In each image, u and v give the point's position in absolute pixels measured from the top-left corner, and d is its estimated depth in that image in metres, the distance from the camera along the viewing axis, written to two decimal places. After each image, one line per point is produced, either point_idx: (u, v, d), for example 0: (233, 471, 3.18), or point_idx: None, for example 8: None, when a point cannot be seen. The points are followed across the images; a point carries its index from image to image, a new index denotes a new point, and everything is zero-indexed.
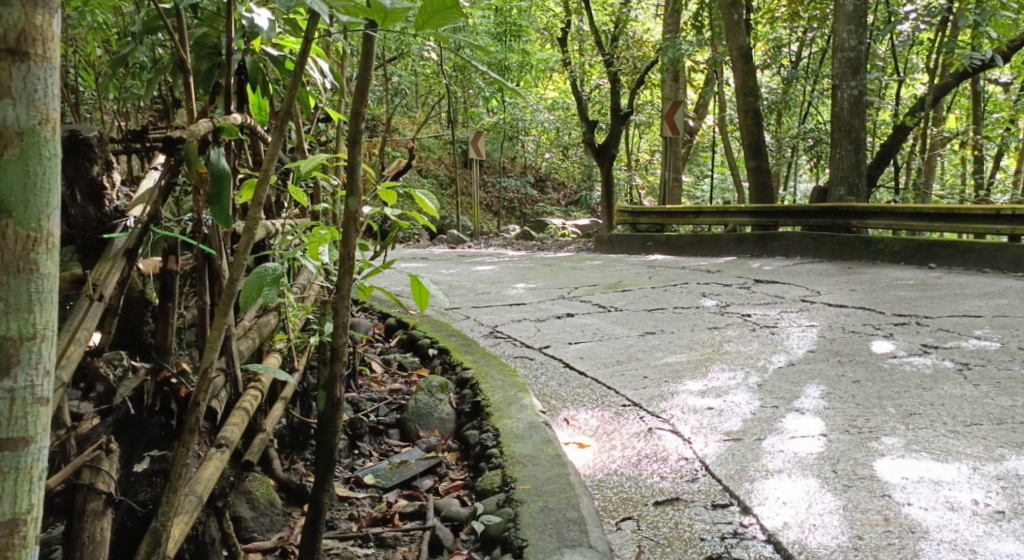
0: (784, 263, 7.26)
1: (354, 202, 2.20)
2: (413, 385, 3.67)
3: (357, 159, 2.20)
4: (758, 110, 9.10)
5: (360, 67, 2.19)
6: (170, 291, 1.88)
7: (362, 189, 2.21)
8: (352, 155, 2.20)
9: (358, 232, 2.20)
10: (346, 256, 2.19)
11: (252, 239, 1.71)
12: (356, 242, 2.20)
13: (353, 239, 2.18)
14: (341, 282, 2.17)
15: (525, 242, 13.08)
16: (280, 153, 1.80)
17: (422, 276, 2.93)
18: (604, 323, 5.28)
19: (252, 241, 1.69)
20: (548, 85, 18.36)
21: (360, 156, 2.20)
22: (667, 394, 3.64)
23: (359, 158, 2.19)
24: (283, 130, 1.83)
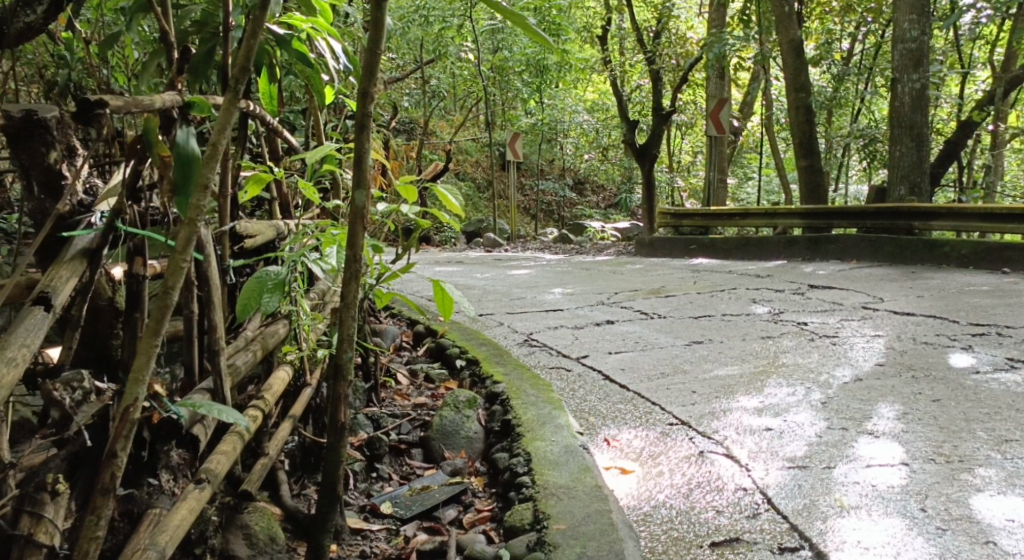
0: (839, 267, 6.85)
1: (364, 196, 1.91)
2: (439, 399, 3.36)
3: (366, 147, 1.92)
4: (810, 107, 8.68)
5: (369, 45, 1.90)
6: (137, 300, 1.73)
7: (372, 182, 1.92)
8: (358, 141, 1.92)
9: (368, 231, 1.91)
10: (354, 259, 1.89)
11: (190, 233, 1.47)
12: (366, 244, 1.91)
13: (360, 240, 1.89)
14: (347, 290, 1.88)
15: (564, 246, 12.71)
16: (235, 115, 1.54)
17: (445, 282, 2.62)
18: (647, 331, 4.94)
19: (191, 235, 1.47)
20: (589, 86, 18.00)
21: (367, 144, 1.92)
22: (720, 412, 3.30)
23: (367, 144, 1.92)
24: (241, 92, 1.58)
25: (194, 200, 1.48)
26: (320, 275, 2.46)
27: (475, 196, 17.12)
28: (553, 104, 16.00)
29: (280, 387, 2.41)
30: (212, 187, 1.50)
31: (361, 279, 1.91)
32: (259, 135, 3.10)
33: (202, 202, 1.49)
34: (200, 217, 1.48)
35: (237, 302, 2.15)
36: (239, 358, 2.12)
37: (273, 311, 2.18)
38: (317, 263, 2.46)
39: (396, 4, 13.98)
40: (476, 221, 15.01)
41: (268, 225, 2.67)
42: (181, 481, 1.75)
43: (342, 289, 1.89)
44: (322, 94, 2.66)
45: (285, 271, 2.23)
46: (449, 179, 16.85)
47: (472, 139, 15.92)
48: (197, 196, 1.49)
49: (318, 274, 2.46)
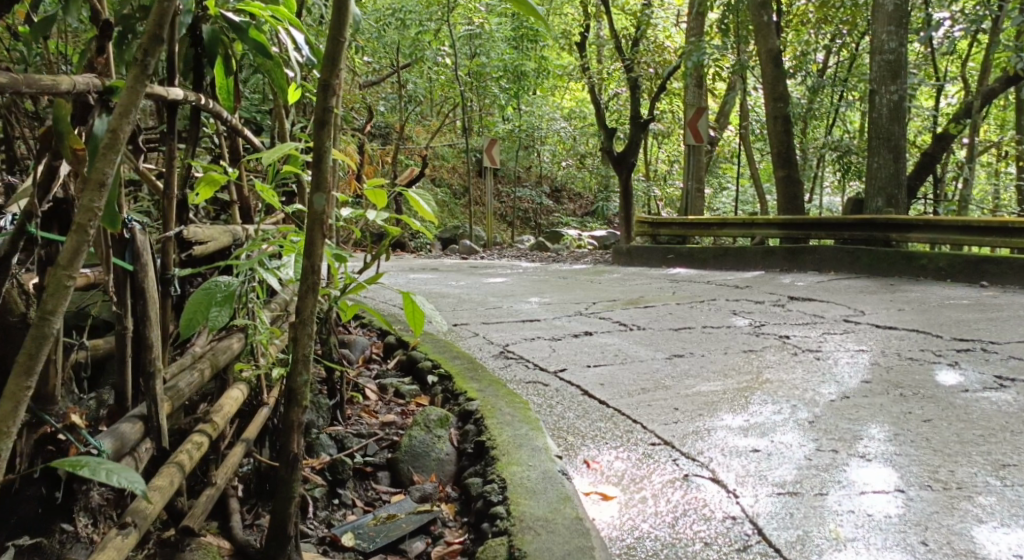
0: (818, 278, 6.73)
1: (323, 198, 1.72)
2: (409, 417, 3.18)
3: (327, 144, 1.73)
4: (789, 117, 8.58)
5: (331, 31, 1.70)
6: None
7: (333, 184, 1.73)
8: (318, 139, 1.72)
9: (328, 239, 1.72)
10: (311, 270, 1.71)
11: (80, 244, 1.36)
12: (325, 255, 1.72)
13: (318, 249, 1.70)
14: (302, 304, 1.70)
15: (540, 254, 12.55)
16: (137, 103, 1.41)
17: (415, 294, 2.44)
18: (625, 344, 4.78)
19: (82, 245, 1.36)
20: (565, 94, 17.87)
21: (328, 142, 1.73)
22: (703, 431, 3.15)
23: (328, 140, 1.72)
24: (149, 71, 1.42)
25: (84, 207, 1.36)
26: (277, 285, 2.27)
27: (451, 203, 16.96)
28: (530, 111, 15.87)
29: (231, 408, 2.22)
30: (106, 188, 1.38)
31: (318, 292, 1.72)
32: (220, 134, 2.92)
33: (94, 206, 1.38)
34: (89, 224, 1.36)
35: (181, 314, 1.96)
36: (183, 379, 1.94)
37: (221, 325, 1.99)
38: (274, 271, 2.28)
39: (371, 8, 13.81)
40: (452, 228, 14.83)
41: (224, 230, 2.50)
42: (100, 525, 1.83)
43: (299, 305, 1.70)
44: (282, 91, 2.50)
45: (235, 281, 2.05)
46: (425, 185, 16.69)
47: (448, 145, 15.75)
48: (90, 200, 1.37)
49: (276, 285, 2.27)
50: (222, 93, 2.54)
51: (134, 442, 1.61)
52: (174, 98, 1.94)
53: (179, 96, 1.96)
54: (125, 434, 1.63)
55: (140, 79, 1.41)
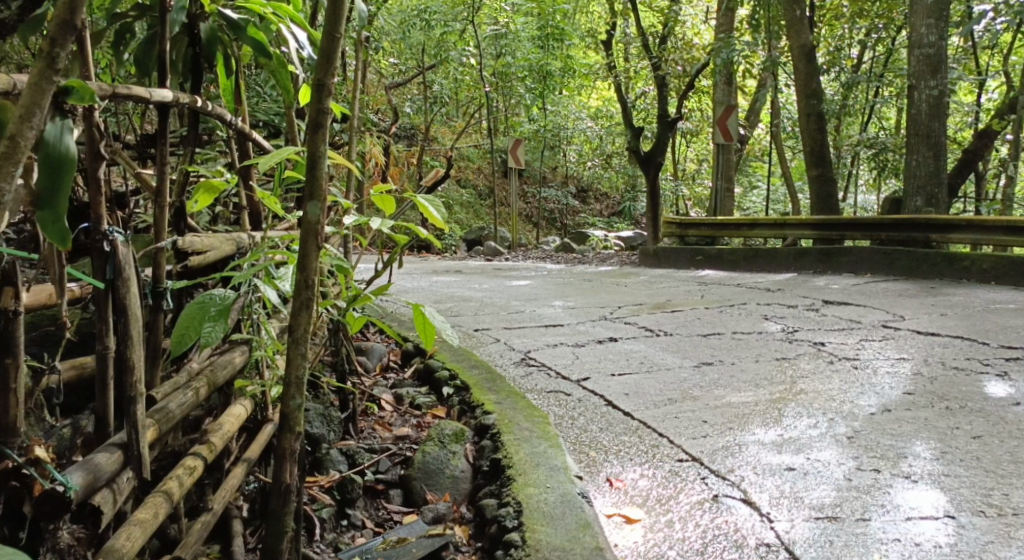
0: (853, 281, 6.52)
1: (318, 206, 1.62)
2: (424, 430, 3.04)
3: (321, 148, 1.63)
4: (822, 114, 8.35)
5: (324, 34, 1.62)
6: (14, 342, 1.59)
7: (327, 191, 1.63)
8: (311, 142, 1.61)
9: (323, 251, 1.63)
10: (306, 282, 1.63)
11: None
12: (319, 269, 1.64)
13: (312, 263, 1.62)
14: (295, 322, 1.63)
15: (566, 255, 12.41)
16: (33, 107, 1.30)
17: (425, 306, 2.31)
18: (651, 350, 4.62)
19: None
20: (592, 93, 17.71)
21: (322, 145, 1.62)
22: (734, 447, 2.99)
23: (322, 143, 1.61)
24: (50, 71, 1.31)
25: None
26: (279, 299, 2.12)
27: (476, 204, 16.86)
28: (556, 111, 15.69)
29: (232, 426, 2.08)
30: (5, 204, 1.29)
31: (313, 309, 1.65)
32: (228, 138, 2.80)
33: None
34: None
35: (172, 331, 1.82)
36: (174, 399, 1.79)
37: (216, 342, 1.83)
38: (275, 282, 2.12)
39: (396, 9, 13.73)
40: (476, 229, 14.73)
41: (227, 239, 2.36)
42: None
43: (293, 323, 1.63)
44: (287, 93, 2.37)
45: (232, 294, 1.90)
46: (450, 186, 16.61)
47: (473, 145, 15.66)
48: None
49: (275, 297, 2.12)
50: (226, 96, 2.42)
51: (110, 474, 1.53)
52: (164, 99, 1.81)
53: (168, 97, 1.82)
54: (102, 464, 1.54)
55: (45, 76, 1.30)
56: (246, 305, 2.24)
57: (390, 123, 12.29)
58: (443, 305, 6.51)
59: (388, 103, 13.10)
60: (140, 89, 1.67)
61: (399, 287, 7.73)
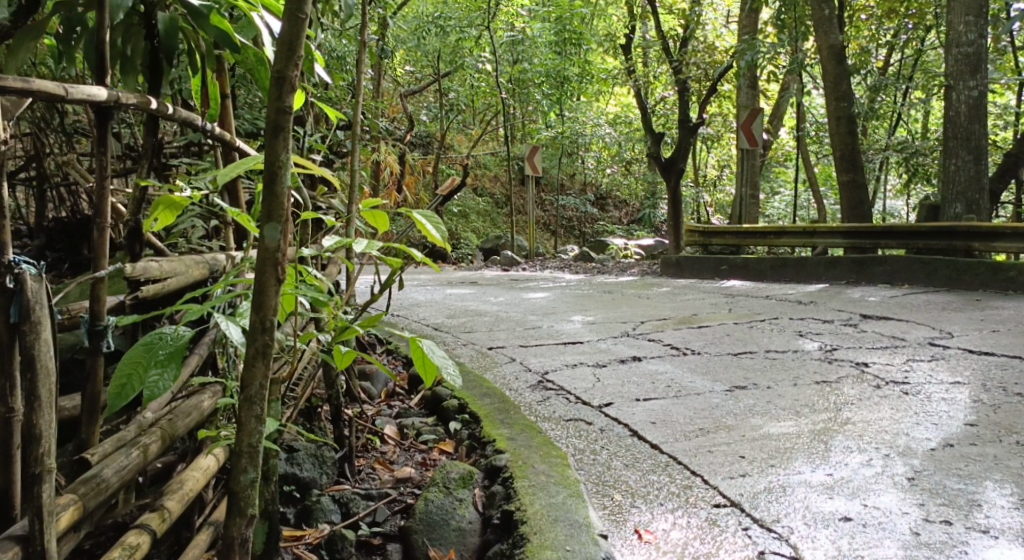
0: (891, 293, 6.17)
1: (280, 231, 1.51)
2: (429, 473, 2.76)
3: (281, 156, 1.49)
4: (853, 117, 7.98)
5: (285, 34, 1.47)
6: None
7: (290, 215, 1.52)
8: (270, 152, 1.48)
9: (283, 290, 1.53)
10: (260, 319, 1.52)
11: None
12: (277, 306, 1.53)
13: (272, 300, 1.52)
14: (247, 378, 1.54)
15: (584, 264, 12.09)
16: None
17: (424, 340, 2.00)
18: (678, 372, 4.27)
19: None
20: (610, 99, 17.38)
21: (283, 155, 1.49)
22: (778, 489, 2.65)
23: (283, 153, 1.49)
24: None
25: None
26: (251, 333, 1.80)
27: (493, 213, 16.58)
28: (574, 117, 15.27)
29: (196, 484, 1.76)
30: None
31: (271, 357, 1.55)
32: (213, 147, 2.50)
33: None
34: None
35: (110, 380, 1.54)
36: (111, 463, 1.59)
37: (162, 394, 1.55)
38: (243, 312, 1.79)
39: (411, 16, 13.47)
40: (493, 238, 14.42)
41: (198, 261, 2.05)
42: None
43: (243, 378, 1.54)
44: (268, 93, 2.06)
45: (187, 331, 1.60)
46: (467, 195, 16.37)
47: (489, 153, 15.38)
48: None
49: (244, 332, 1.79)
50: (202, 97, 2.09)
51: None
52: (91, 96, 1.53)
53: (101, 96, 1.55)
54: None
55: None
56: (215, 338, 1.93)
57: (405, 131, 12.03)
58: (457, 320, 6.19)
59: (404, 111, 12.83)
60: (44, 87, 1.44)
61: (410, 301, 7.42)
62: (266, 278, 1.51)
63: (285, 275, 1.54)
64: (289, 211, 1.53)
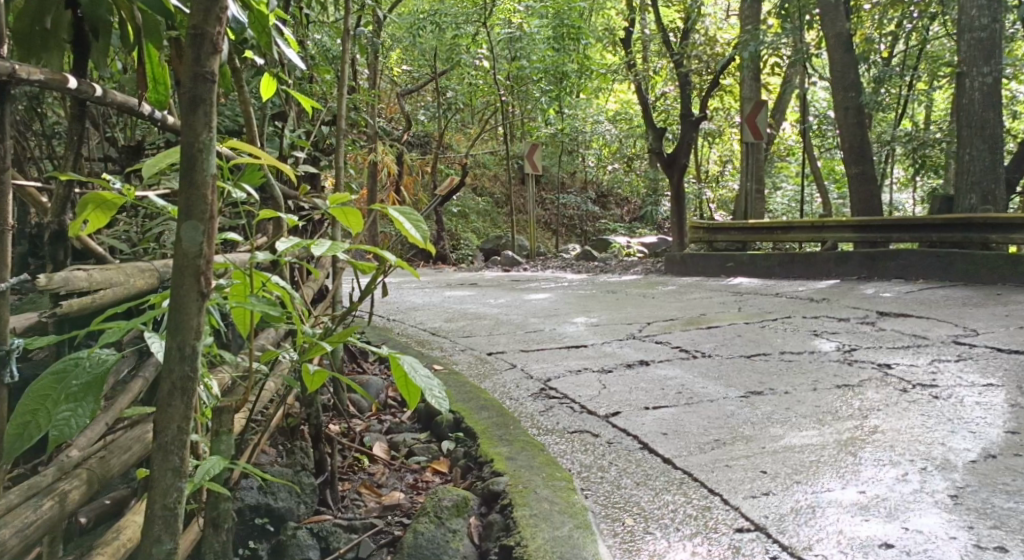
0: (907, 288, 5.90)
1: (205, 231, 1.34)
2: (419, 500, 2.56)
3: (203, 137, 1.32)
4: (861, 106, 7.72)
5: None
6: None
7: (216, 213, 1.34)
8: (188, 131, 1.30)
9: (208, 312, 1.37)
10: (178, 331, 1.35)
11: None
12: (200, 329, 1.37)
13: (194, 320, 1.35)
14: (165, 404, 1.37)
15: (586, 263, 11.84)
16: None
17: (406, 356, 1.75)
18: (688, 377, 4.01)
19: None
20: (610, 96, 17.12)
21: (203, 136, 1.31)
22: (807, 509, 2.40)
23: (204, 132, 1.31)
24: None
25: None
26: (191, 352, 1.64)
27: (493, 213, 16.35)
28: (573, 114, 14.95)
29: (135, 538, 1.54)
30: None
31: (194, 394, 1.39)
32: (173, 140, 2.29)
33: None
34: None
35: (13, 416, 1.46)
36: (12, 523, 1.40)
37: (73, 431, 1.48)
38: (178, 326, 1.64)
39: (405, 15, 13.25)
40: (494, 238, 14.19)
41: (142, 270, 1.90)
42: None
43: (158, 421, 1.37)
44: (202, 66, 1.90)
45: (108, 355, 1.54)
46: (466, 195, 16.16)
47: (488, 152, 15.16)
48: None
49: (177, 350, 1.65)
50: (149, 83, 2.00)
51: None
52: None
53: None
54: None
55: None
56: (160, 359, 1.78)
57: (402, 131, 11.80)
58: (455, 323, 5.94)
59: (403, 112, 12.62)
60: None
61: (408, 304, 7.18)
62: (185, 291, 1.34)
63: (210, 290, 1.37)
64: (216, 209, 1.36)
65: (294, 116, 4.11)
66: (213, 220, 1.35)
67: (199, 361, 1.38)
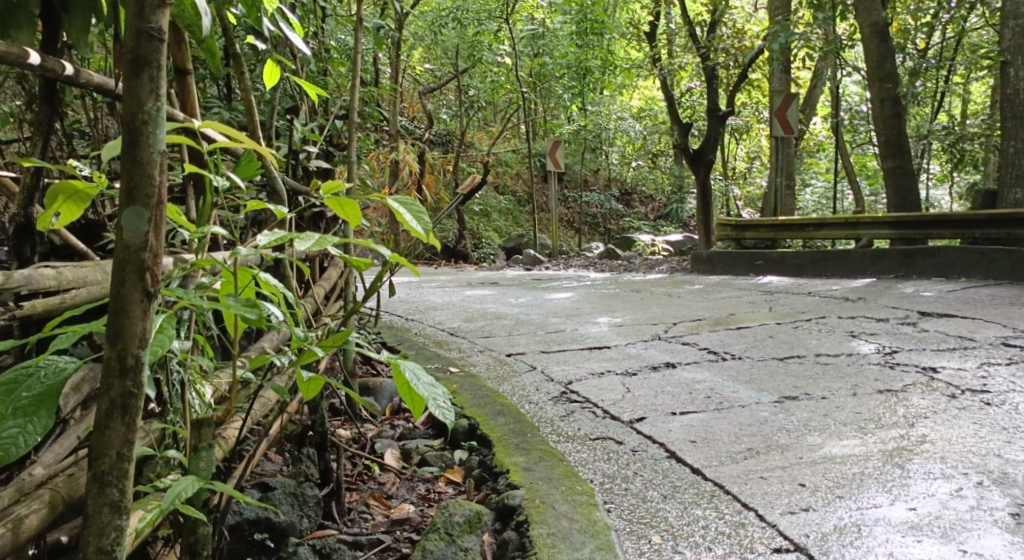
0: (948, 287, 5.66)
1: (151, 218, 1.23)
2: (430, 513, 2.37)
3: (148, 110, 1.21)
4: (898, 98, 7.48)
5: None
6: None
7: (162, 198, 1.23)
8: (132, 101, 1.20)
9: (154, 316, 1.26)
10: (119, 335, 1.23)
11: None
12: (144, 335, 1.26)
13: (137, 324, 1.24)
14: (104, 423, 1.25)
15: (610, 262, 11.62)
16: None
17: (407, 363, 1.56)
18: (718, 381, 3.80)
19: None
20: (635, 92, 16.88)
21: (149, 106, 1.20)
22: (854, 527, 2.21)
23: (150, 103, 1.20)
24: None
25: None
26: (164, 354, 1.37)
27: (515, 211, 16.18)
28: (597, 111, 14.72)
29: None
30: None
31: (136, 413, 1.27)
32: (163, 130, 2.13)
33: None
34: None
35: None
36: None
37: (22, 449, 1.33)
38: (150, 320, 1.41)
39: (427, 11, 13.09)
40: (516, 236, 14.02)
41: None
42: None
43: (96, 444, 1.26)
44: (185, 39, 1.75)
45: (70, 362, 1.39)
46: (488, 192, 16.01)
47: (511, 149, 14.98)
48: None
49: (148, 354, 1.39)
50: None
51: None
52: None
53: None
54: None
55: None
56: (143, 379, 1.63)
57: (424, 128, 11.65)
58: (474, 324, 5.75)
59: (425, 109, 12.48)
60: None
61: (426, 303, 7.01)
62: (128, 289, 1.23)
63: (157, 288, 1.25)
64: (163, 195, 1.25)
65: (307, 108, 3.94)
66: (162, 206, 1.24)
67: (142, 375, 1.26)
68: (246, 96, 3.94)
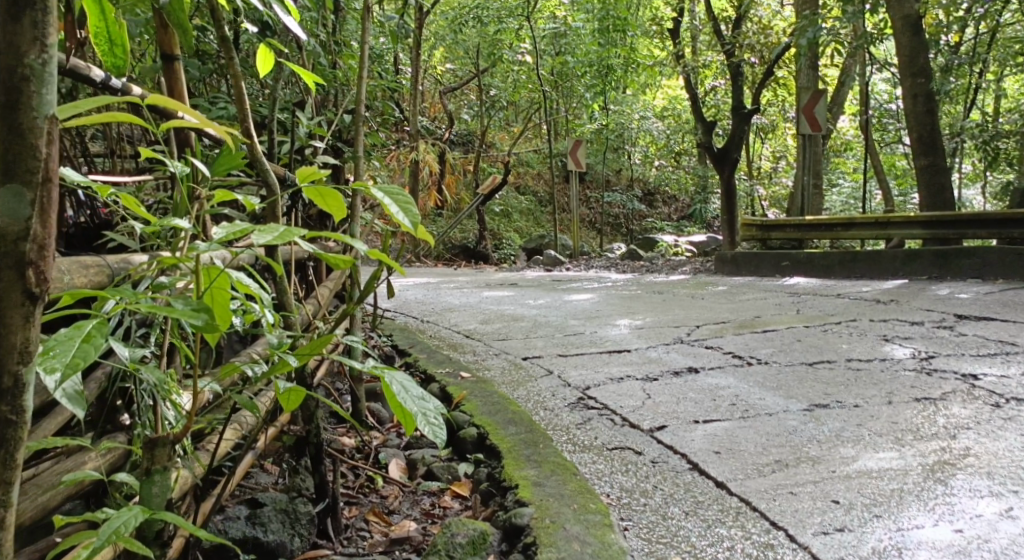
0: (984, 288, 5.44)
1: (41, 198, 1.19)
2: (432, 532, 2.21)
3: (33, 92, 1.17)
4: (932, 94, 7.24)
5: None
6: None
7: (50, 184, 1.19)
8: (15, 81, 1.16)
9: (38, 322, 1.20)
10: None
11: None
12: (27, 339, 1.20)
13: (17, 328, 1.19)
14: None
15: (633, 263, 11.44)
16: None
17: (395, 377, 1.41)
18: (743, 387, 3.60)
19: None
20: (658, 92, 16.68)
21: (32, 92, 1.17)
22: (896, 549, 2.03)
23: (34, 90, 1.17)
24: None
25: None
26: (80, 364, 1.24)
27: (536, 211, 16.04)
28: (619, 109, 14.42)
29: None
30: None
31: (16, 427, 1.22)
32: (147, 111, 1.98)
33: None
34: None
35: None
36: None
37: None
38: (73, 324, 1.30)
39: (446, 10, 12.97)
40: (537, 237, 13.86)
41: (84, 265, 1.62)
42: None
43: None
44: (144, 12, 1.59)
45: None
46: (509, 193, 15.85)
47: (532, 149, 14.85)
48: None
49: (55, 365, 1.25)
50: (101, 43, 1.74)
51: None
52: None
53: None
54: None
55: None
56: (78, 392, 1.35)
57: (445, 129, 11.50)
58: (491, 326, 5.58)
59: (445, 109, 12.32)
60: None
61: (443, 304, 6.85)
62: (8, 286, 1.18)
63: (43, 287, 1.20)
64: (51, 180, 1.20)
65: (313, 102, 3.79)
66: (50, 183, 1.19)
67: (25, 381, 1.21)
68: (251, 91, 3.80)
